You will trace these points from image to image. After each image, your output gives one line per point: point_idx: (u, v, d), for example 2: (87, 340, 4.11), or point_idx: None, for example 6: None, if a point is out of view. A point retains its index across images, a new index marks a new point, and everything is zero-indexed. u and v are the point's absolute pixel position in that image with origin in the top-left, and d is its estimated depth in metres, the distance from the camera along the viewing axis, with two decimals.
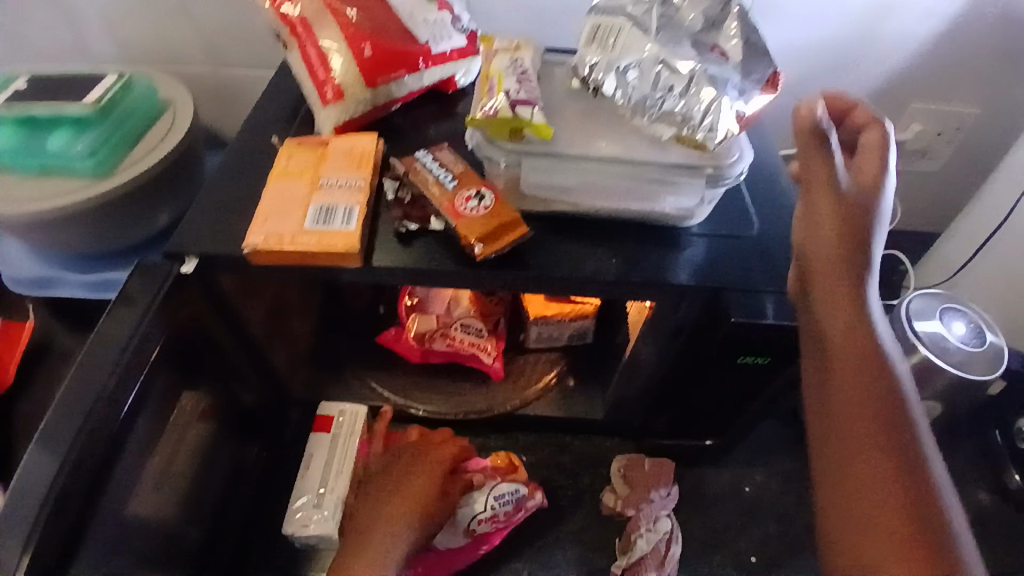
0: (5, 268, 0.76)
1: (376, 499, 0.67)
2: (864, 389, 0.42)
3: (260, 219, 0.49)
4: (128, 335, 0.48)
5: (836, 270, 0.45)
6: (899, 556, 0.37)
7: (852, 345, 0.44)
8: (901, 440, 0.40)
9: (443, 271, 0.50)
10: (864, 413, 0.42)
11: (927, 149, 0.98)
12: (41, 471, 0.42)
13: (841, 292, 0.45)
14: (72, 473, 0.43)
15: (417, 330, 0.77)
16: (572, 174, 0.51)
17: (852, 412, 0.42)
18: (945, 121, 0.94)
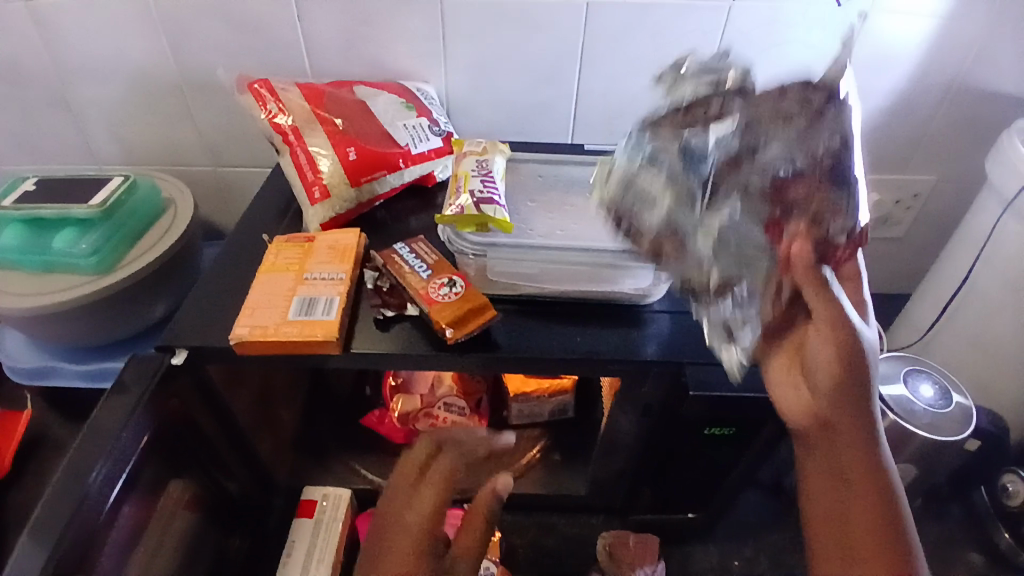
0: (5, 359, 0.80)
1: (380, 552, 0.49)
2: (855, 448, 0.42)
3: (247, 311, 0.53)
4: (118, 428, 0.50)
5: (832, 337, 0.43)
6: None
7: (846, 403, 0.42)
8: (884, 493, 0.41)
9: (418, 354, 0.53)
10: (850, 468, 0.42)
11: (888, 217, 1.05)
12: (26, 566, 0.43)
13: (833, 355, 0.43)
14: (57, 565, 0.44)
15: (401, 410, 0.80)
16: (534, 262, 0.56)
17: (840, 468, 0.42)
18: (901, 190, 1.01)
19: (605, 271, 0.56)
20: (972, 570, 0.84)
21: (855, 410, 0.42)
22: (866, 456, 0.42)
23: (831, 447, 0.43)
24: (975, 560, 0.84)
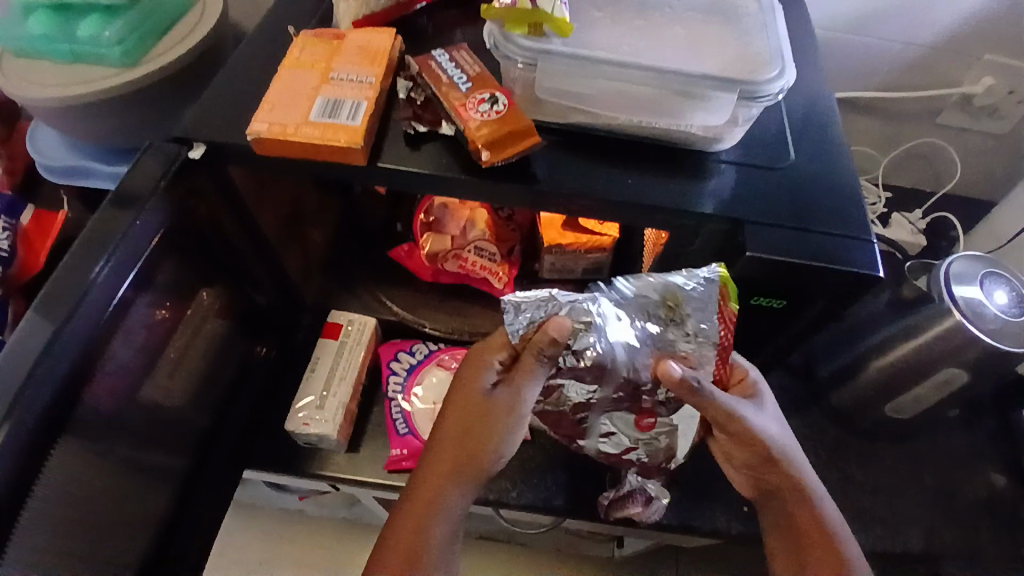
0: (37, 154, 0.79)
1: (450, 416, 0.56)
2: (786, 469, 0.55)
3: (266, 106, 0.48)
4: (128, 224, 0.48)
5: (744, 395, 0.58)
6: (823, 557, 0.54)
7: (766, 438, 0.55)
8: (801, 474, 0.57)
9: (448, 176, 0.48)
10: (787, 476, 0.55)
11: (994, 109, 0.90)
12: (37, 339, 0.44)
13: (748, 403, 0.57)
14: (65, 341, 0.44)
15: (430, 249, 0.76)
16: (593, 81, 0.48)
17: (784, 480, 0.55)
18: (1016, 79, 0.86)
19: (673, 101, 0.49)
20: (993, 487, 0.81)
21: (766, 466, 0.55)
22: (789, 491, 0.56)
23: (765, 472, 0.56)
24: (997, 479, 0.81)
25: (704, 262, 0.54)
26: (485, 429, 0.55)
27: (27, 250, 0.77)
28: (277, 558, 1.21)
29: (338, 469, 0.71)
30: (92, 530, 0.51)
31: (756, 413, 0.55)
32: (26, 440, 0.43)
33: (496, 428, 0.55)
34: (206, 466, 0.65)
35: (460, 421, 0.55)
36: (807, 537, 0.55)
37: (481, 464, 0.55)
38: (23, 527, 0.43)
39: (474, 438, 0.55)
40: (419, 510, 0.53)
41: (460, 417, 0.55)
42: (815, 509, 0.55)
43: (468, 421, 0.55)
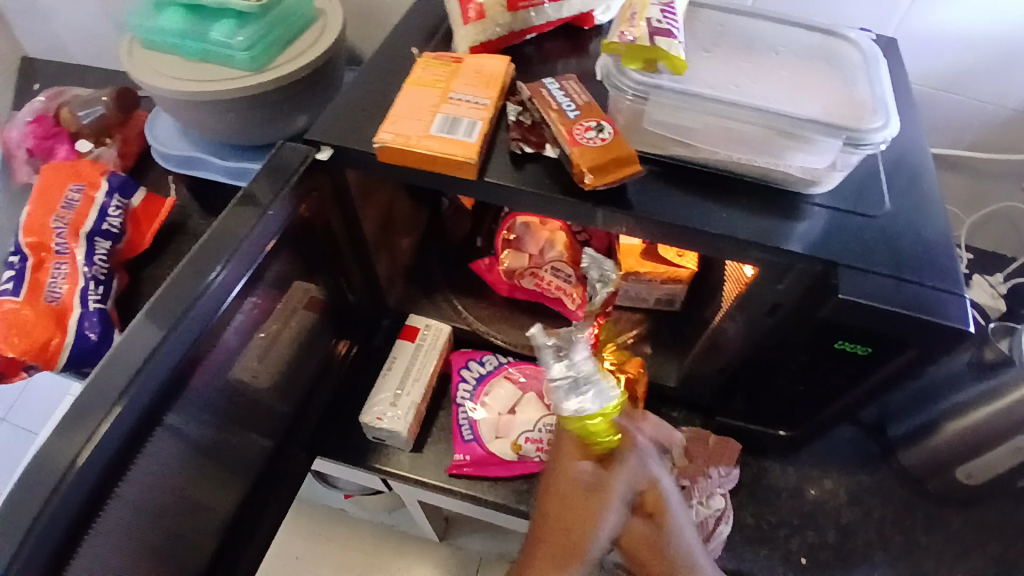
0: (158, 144, 0.86)
1: (546, 522, 0.55)
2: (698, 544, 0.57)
3: (391, 119, 0.53)
4: (244, 235, 0.53)
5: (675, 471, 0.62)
6: None
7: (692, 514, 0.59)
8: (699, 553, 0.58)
9: (548, 196, 0.51)
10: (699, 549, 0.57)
11: None
12: (145, 339, 0.48)
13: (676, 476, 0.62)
14: (185, 328, 0.49)
15: (508, 266, 0.80)
16: (698, 116, 0.51)
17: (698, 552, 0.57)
18: None
19: (774, 141, 0.51)
20: None
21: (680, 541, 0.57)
22: None
23: None
24: None
25: (790, 301, 0.54)
26: (583, 521, 0.53)
27: (134, 231, 0.84)
28: (319, 553, 1.24)
29: (402, 466, 0.75)
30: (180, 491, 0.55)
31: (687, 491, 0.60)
32: (146, 404, 0.47)
33: (587, 522, 0.53)
34: (279, 450, 0.69)
35: (557, 524, 0.54)
36: None
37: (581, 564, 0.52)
38: (131, 477, 0.48)
39: (573, 533, 0.53)
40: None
41: (559, 519, 0.54)
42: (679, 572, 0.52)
43: (564, 521, 0.54)
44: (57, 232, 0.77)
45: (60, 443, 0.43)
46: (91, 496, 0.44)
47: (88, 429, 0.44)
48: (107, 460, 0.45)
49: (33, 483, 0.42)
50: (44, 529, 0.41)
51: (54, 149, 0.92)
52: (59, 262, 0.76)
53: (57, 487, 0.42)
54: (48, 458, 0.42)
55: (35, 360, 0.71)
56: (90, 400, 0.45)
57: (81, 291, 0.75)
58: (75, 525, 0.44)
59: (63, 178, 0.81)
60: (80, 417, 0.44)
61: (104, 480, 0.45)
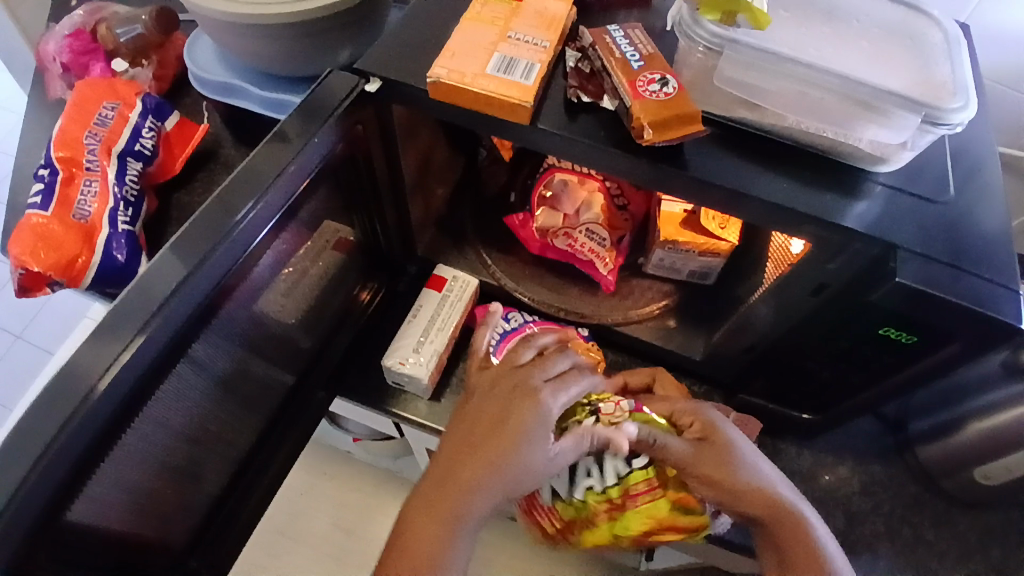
0: (196, 65, 0.83)
1: (442, 473, 0.53)
2: (726, 469, 0.58)
3: (448, 54, 0.51)
4: (283, 165, 0.51)
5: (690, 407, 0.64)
6: (798, 539, 0.55)
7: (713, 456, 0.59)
8: (754, 483, 0.57)
9: (601, 150, 0.49)
10: (757, 480, 0.57)
11: None
12: (176, 265, 0.46)
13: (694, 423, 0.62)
14: (221, 254, 0.48)
15: (542, 224, 0.78)
16: (771, 77, 0.48)
17: (757, 485, 0.57)
18: None
19: (847, 110, 0.48)
20: None
21: (719, 471, 0.58)
22: (755, 504, 0.56)
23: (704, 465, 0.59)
24: None
25: (838, 282, 0.53)
26: (509, 435, 0.53)
27: (167, 154, 0.83)
28: (319, 492, 1.26)
29: (418, 413, 0.75)
30: (200, 413, 0.55)
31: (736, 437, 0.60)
32: (179, 327, 0.47)
33: (484, 459, 0.52)
34: (298, 386, 0.69)
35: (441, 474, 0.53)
36: (779, 526, 0.56)
37: (502, 482, 0.52)
38: (158, 395, 0.48)
39: (498, 450, 0.53)
40: (440, 516, 0.50)
41: (455, 462, 0.53)
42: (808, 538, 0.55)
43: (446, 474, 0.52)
44: (89, 148, 0.75)
45: (93, 353, 0.43)
46: (121, 409, 0.44)
47: (122, 341, 0.43)
48: (135, 380, 0.44)
49: (63, 391, 0.41)
50: (70, 441, 0.41)
51: (90, 66, 0.90)
52: (89, 180, 0.75)
53: (89, 393, 0.42)
54: (81, 366, 0.42)
55: (60, 276, 0.70)
56: (124, 313, 0.44)
57: (110, 212, 0.74)
58: (103, 435, 0.43)
59: (100, 94, 0.79)
60: (116, 329, 0.44)
61: (135, 396, 0.45)
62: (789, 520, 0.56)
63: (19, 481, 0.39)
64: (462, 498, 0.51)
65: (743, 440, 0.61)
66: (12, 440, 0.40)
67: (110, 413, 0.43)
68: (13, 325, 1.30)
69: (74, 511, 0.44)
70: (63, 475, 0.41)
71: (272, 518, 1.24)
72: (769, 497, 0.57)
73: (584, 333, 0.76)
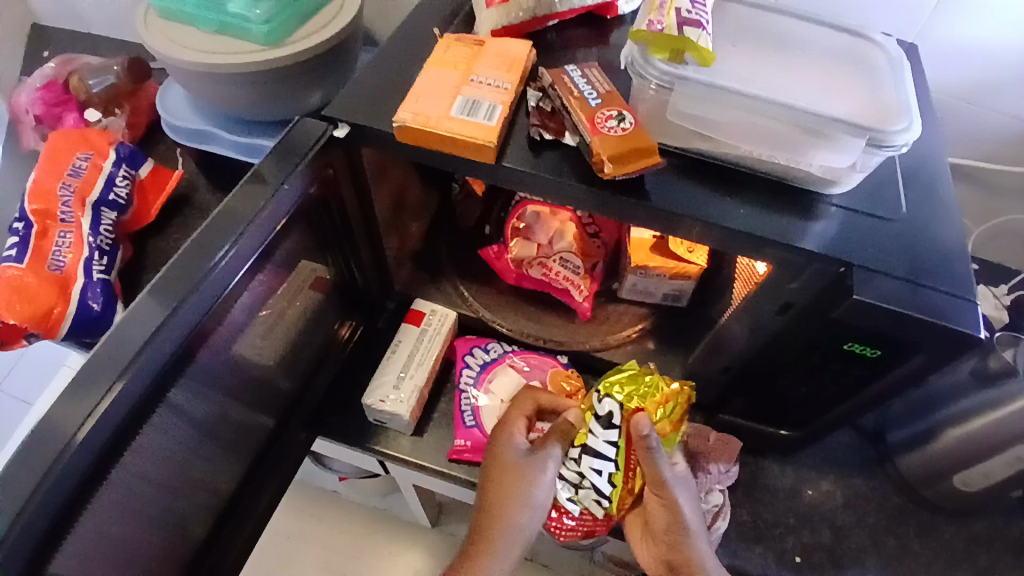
0: (168, 115, 0.84)
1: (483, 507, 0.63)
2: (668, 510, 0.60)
3: (413, 98, 0.53)
4: (256, 210, 0.51)
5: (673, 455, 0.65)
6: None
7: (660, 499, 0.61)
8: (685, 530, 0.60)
9: (565, 184, 0.51)
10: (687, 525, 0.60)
11: None
12: (151, 315, 0.46)
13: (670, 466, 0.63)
14: (196, 301, 0.48)
15: (518, 255, 0.79)
16: (723, 110, 0.51)
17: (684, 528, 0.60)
18: None
19: (797, 138, 0.51)
20: None
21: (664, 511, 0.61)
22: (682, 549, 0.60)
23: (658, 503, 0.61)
24: None
25: (803, 300, 0.54)
26: (514, 467, 0.63)
27: (141, 202, 0.83)
28: (306, 534, 1.24)
29: (401, 449, 0.75)
30: (180, 461, 0.55)
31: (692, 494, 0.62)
32: (155, 377, 0.47)
33: (505, 491, 0.62)
34: (278, 428, 0.69)
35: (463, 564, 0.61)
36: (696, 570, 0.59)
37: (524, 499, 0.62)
38: (136, 446, 0.48)
39: (512, 480, 0.63)
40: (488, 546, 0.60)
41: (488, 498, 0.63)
42: None
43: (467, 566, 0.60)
44: (64, 200, 0.76)
45: (68, 407, 0.43)
46: (97, 462, 0.44)
47: (97, 394, 0.43)
48: (111, 433, 0.44)
49: (36, 448, 0.41)
50: (44, 499, 0.40)
51: (64, 116, 0.91)
52: (64, 231, 0.75)
53: (64, 448, 0.41)
54: (56, 421, 0.42)
55: (36, 329, 0.69)
56: (100, 364, 0.44)
57: (85, 262, 0.74)
58: (79, 490, 0.43)
59: (73, 145, 0.80)
60: (91, 381, 0.43)
61: (112, 448, 0.45)
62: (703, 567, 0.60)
63: None
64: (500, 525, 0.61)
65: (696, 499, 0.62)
66: None
67: (86, 467, 0.43)
68: None
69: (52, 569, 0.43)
70: (40, 534, 0.41)
71: (260, 565, 1.21)
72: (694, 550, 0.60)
73: (563, 360, 0.77)
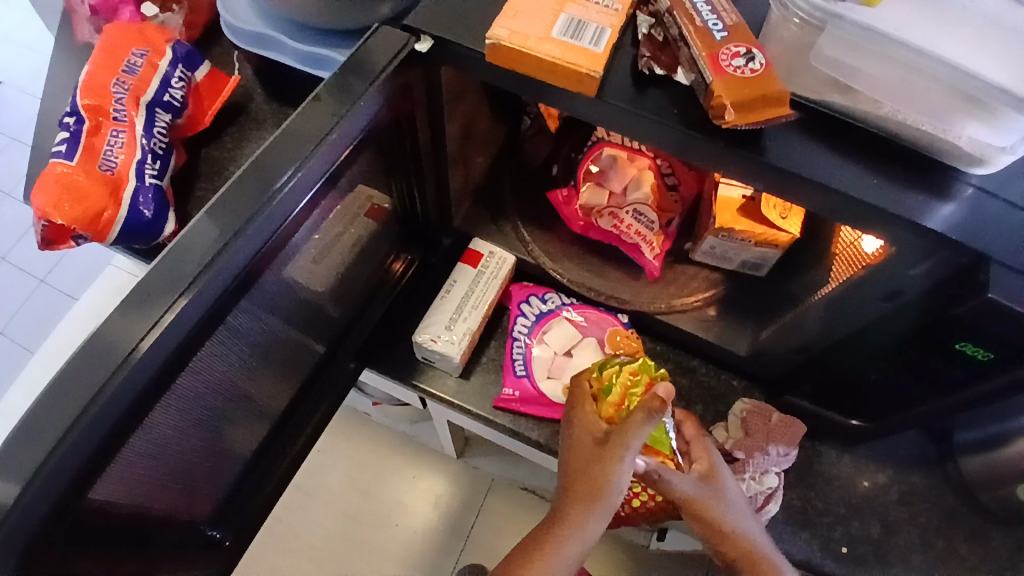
0: (229, 12, 0.77)
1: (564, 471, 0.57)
2: (701, 521, 0.57)
3: (509, 12, 0.46)
4: (327, 129, 0.46)
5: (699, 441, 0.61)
6: None
7: (689, 515, 0.58)
8: (718, 534, 0.57)
9: (672, 130, 0.45)
10: (720, 532, 0.57)
11: None
12: (210, 234, 0.43)
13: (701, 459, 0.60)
14: (259, 227, 0.44)
15: (587, 202, 0.73)
16: (873, 59, 0.43)
17: (722, 535, 0.57)
18: None
19: (949, 104, 0.42)
20: None
21: (695, 522, 0.58)
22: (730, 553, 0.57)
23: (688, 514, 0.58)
24: None
25: (917, 289, 0.48)
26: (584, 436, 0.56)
27: (196, 107, 0.79)
28: (337, 450, 1.27)
29: (446, 390, 0.73)
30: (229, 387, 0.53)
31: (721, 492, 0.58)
32: (212, 302, 0.44)
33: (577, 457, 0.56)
34: (326, 357, 0.67)
35: (545, 540, 0.54)
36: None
37: (593, 485, 0.53)
38: (188, 368, 0.45)
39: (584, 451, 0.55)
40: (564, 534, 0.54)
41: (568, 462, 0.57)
42: None
43: (550, 544, 0.54)
44: (117, 97, 0.72)
45: (122, 326, 0.40)
46: (151, 385, 0.42)
47: (152, 315, 0.40)
48: (166, 356, 0.42)
49: (90, 367, 0.39)
50: (95, 419, 0.38)
51: (120, 10, 0.83)
52: (116, 130, 0.71)
53: (117, 372, 0.39)
54: (109, 341, 0.39)
55: (86, 230, 0.67)
56: (153, 285, 0.41)
57: (137, 165, 0.71)
58: (129, 416, 0.41)
59: (128, 40, 0.75)
60: (143, 302, 0.40)
61: (163, 374, 0.43)
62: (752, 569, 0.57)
63: (44, 459, 0.37)
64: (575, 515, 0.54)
65: (733, 492, 0.59)
66: (37, 416, 0.37)
67: (138, 393, 0.41)
68: (36, 269, 1.29)
69: (97, 488, 0.42)
70: (87, 455, 0.39)
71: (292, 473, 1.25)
72: (738, 543, 0.57)
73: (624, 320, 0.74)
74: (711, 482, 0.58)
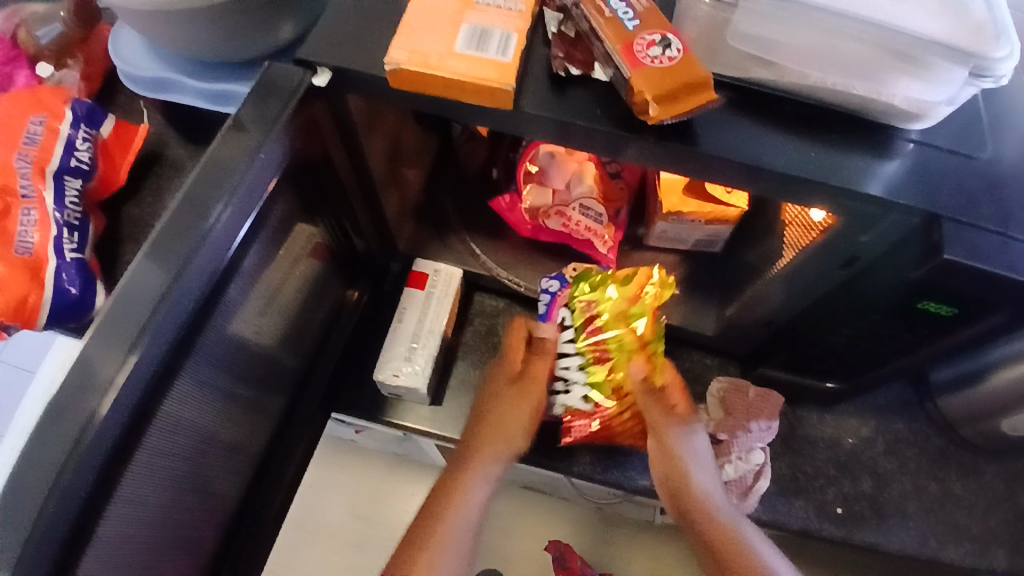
0: (121, 60, 0.71)
1: (468, 438, 0.62)
2: (671, 455, 0.61)
3: (405, 32, 0.43)
4: (234, 184, 0.42)
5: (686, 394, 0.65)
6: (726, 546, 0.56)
7: (663, 452, 0.62)
8: (684, 480, 0.60)
9: (601, 132, 0.42)
10: (680, 467, 0.61)
11: None
12: (124, 328, 0.38)
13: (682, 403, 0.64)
14: (173, 307, 0.40)
15: (532, 204, 0.71)
16: (793, 28, 0.41)
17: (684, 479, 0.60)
18: None
19: (878, 64, 0.41)
20: None
21: (667, 461, 0.61)
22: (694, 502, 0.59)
23: (663, 451, 0.62)
24: None
25: (871, 255, 0.47)
26: (506, 411, 0.63)
27: (107, 164, 0.72)
28: (329, 483, 1.13)
29: (420, 420, 0.71)
30: (190, 475, 0.49)
31: (693, 442, 0.62)
32: (141, 398, 0.40)
33: (497, 432, 0.62)
34: (289, 413, 0.63)
35: (443, 505, 0.57)
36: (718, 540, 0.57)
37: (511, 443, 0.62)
38: (132, 473, 0.41)
39: (507, 421, 0.63)
40: (461, 483, 0.58)
41: (477, 429, 0.62)
42: (746, 551, 0.56)
43: (449, 507, 0.57)
44: (22, 172, 0.66)
45: (41, 453, 0.36)
46: (89, 503, 0.38)
47: (72, 432, 0.36)
48: (99, 469, 0.38)
49: (14, 504, 0.35)
50: (33, 559, 0.35)
51: (14, 76, 0.76)
52: (27, 209, 0.66)
53: (45, 505, 0.35)
54: (26, 473, 0.35)
55: (12, 319, 0.63)
56: (65, 400, 0.36)
57: (54, 240, 0.66)
58: (72, 542, 0.37)
59: (23, 108, 0.68)
60: (58, 423, 0.36)
61: (101, 487, 0.39)
62: (715, 525, 0.58)
63: None
64: (477, 464, 0.60)
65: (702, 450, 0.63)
66: None
67: (75, 519, 0.37)
68: None
69: None
70: None
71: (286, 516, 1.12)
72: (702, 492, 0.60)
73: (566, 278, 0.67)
74: (690, 427, 0.63)
